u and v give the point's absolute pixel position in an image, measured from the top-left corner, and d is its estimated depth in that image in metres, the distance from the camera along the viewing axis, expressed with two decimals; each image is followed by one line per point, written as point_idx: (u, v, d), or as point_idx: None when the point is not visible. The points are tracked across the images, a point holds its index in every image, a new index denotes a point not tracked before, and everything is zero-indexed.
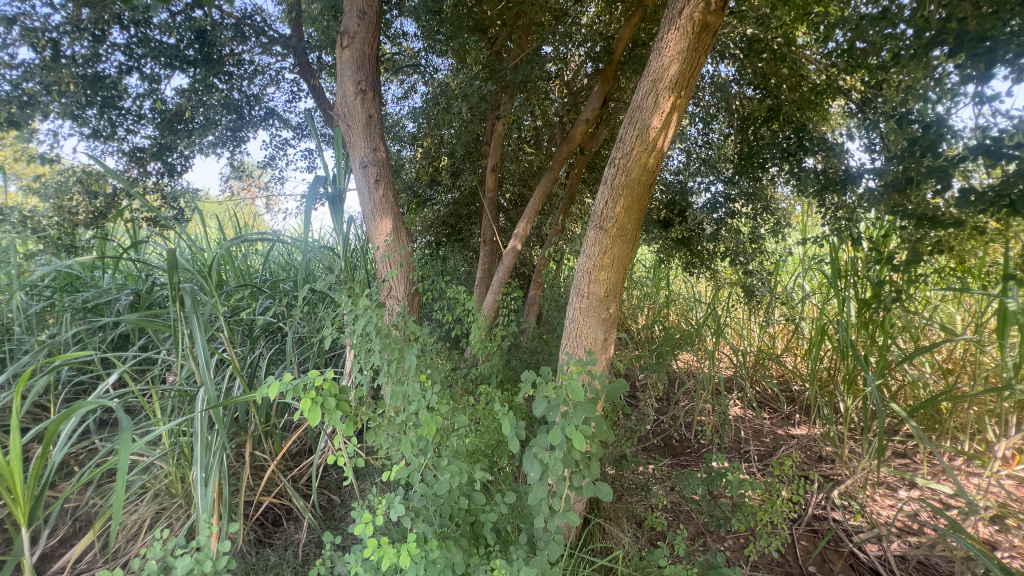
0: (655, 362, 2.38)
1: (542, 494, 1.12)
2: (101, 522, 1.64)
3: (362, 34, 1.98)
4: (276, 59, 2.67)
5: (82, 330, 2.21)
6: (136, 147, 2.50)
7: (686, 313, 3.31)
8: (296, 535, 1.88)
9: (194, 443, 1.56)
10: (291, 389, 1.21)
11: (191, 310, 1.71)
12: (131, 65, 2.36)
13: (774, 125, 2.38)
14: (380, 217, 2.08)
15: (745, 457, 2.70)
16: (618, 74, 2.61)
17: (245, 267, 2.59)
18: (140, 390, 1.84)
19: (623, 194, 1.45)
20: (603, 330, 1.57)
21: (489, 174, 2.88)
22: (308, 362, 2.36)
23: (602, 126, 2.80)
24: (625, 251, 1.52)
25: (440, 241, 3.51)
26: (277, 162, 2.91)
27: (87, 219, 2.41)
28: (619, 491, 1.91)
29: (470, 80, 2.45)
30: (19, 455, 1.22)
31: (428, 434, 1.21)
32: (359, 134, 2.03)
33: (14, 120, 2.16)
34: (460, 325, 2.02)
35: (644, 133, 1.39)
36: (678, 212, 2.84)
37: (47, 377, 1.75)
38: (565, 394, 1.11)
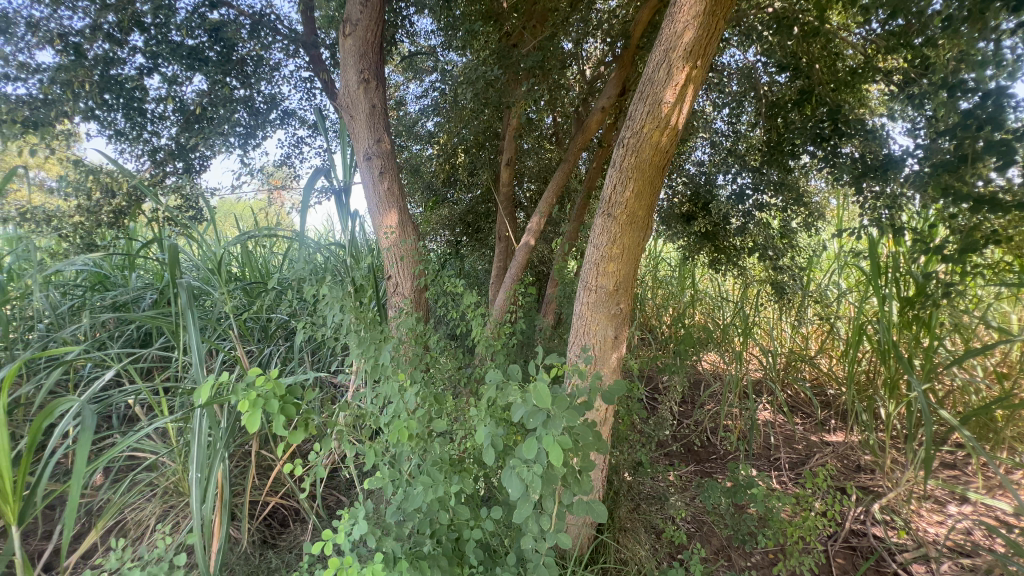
0: (676, 362, 2.22)
1: (528, 512, 1.01)
2: (106, 520, 1.61)
3: (365, 21, 1.94)
4: (290, 57, 2.65)
5: (102, 327, 2.20)
6: (157, 149, 2.50)
7: (712, 313, 3.16)
8: (302, 536, 1.84)
9: (191, 443, 1.51)
10: (234, 394, 1.10)
11: (187, 306, 1.66)
12: (151, 66, 2.37)
13: (806, 108, 2.18)
14: (386, 211, 2.03)
15: (775, 465, 2.53)
16: (636, 60, 2.50)
17: (262, 266, 2.58)
18: (149, 387, 1.81)
19: (633, 177, 1.35)
20: (613, 327, 1.47)
21: (503, 167, 2.78)
22: (319, 361, 2.32)
23: (621, 116, 2.68)
24: (636, 240, 1.41)
25: (459, 240, 3.45)
26: (293, 161, 2.90)
27: (109, 218, 2.43)
28: (636, 499, 1.80)
29: (476, 65, 2.38)
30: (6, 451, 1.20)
31: (404, 440, 1.14)
32: (363, 125, 1.99)
33: (36, 123, 2.16)
34: (467, 323, 1.93)
35: (655, 108, 1.28)
36: (702, 206, 2.69)
37: (59, 371, 1.72)
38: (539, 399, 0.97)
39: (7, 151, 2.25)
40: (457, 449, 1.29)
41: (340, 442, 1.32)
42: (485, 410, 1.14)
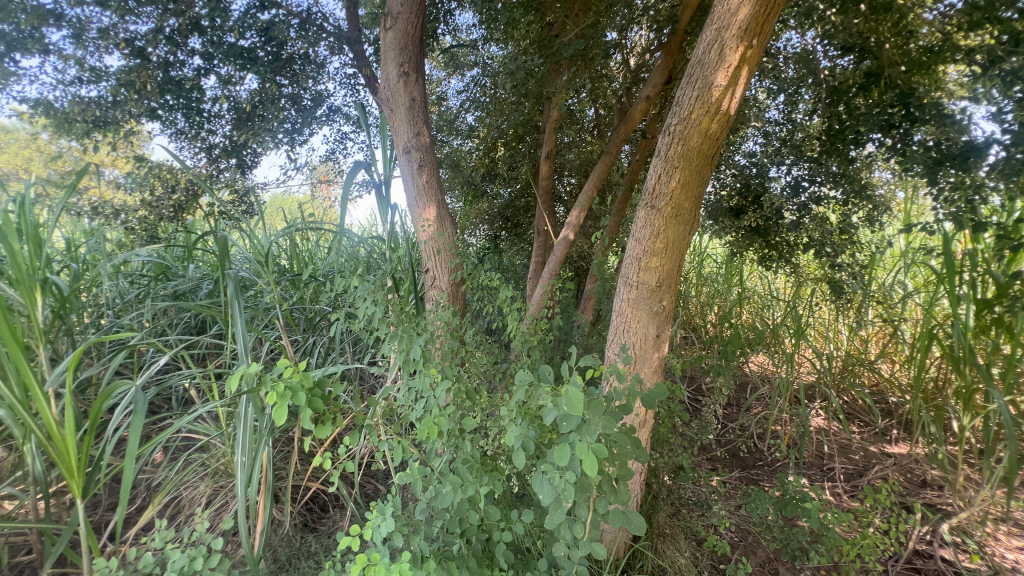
0: (721, 363, 2.11)
1: (560, 519, 0.97)
2: (161, 497, 1.70)
3: (405, 15, 1.94)
4: (336, 55, 2.70)
5: (162, 315, 2.31)
6: (212, 146, 2.60)
7: (761, 312, 2.99)
8: (340, 522, 1.88)
9: (236, 428, 1.55)
10: (264, 384, 1.12)
11: (234, 297, 1.72)
12: (207, 67, 2.47)
13: (873, 92, 2.01)
14: (424, 205, 2.04)
15: (828, 477, 2.38)
16: (683, 46, 2.38)
17: (306, 258, 2.66)
18: (201, 372, 1.88)
19: (679, 166, 1.27)
20: (655, 325, 1.41)
21: (542, 160, 2.72)
22: (358, 352, 2.36)
23: (666, 105, 2.56)
24: (681, 234, 1.34)
25: (498, 234, 3.43)
26: (337, 156, 2.98)
27: (170, 211, 2.56)
28: (676, 504, 1.73)
29: (516, 56, 2.35)
30: (71, 428, 1.28)
31: (433, 438, 1.12)
32: (402, 119, 2.00)
33: (105, 123, 2.30)
34: (502, 318, 1.90)
35: (705, 93, 1.21)
36: (752, 199, 2.54)
37: (122, 355, 1.81)
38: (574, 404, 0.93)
39: (83, 148, 2.39)
40: (490, 445, 1.26)
41: (376, 435, 1.32)
42: (516, 409, 1.10)
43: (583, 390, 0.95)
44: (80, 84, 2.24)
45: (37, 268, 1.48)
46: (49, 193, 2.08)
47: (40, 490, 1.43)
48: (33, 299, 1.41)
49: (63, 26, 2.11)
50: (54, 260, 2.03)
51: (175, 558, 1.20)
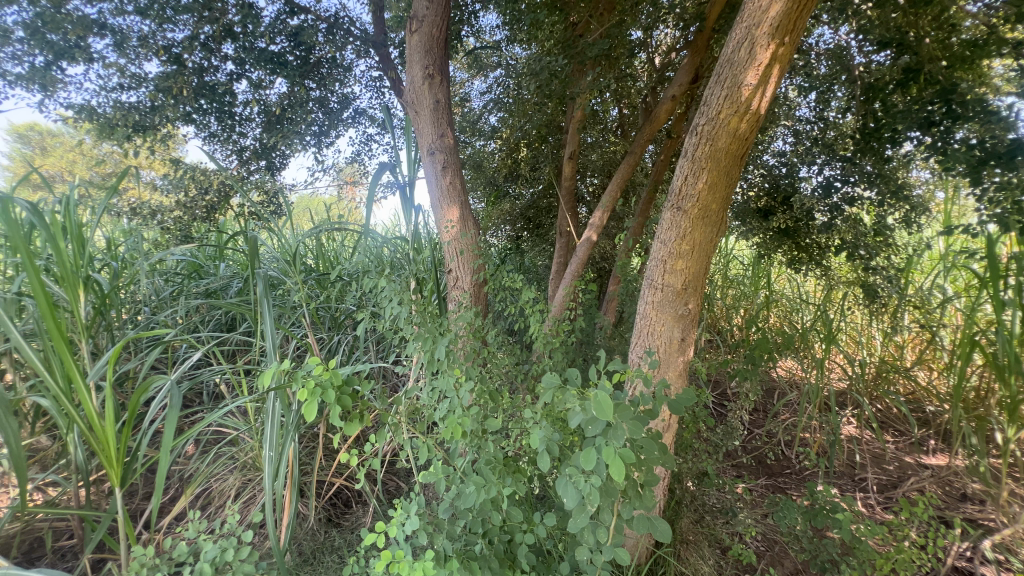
0: (748, 368, 2.06)
1: (583, 522, 0.96)
2: (194, 488, 1.75)
3: (430, 17, 1.96)
4: (362, 58, 2.74)
5: (195, 311, 2.39)
6: (243, 148, 2.67)
7: (789, 316, 2.92)
8: (363, 518, 1.91)
9: (264, 423, 1.58)
10: (294, 381, 1.15)
11: (263, 295, 1.76)
12: (239, 72, 2.54)
13: (912, 89, 1.94)
14: (448, 205, 2.06)
15: (860, 487, 2.30)
16: (711, 44, 2.34)
17: (332, 258, 2.71)
18: (231, 369, 1.94)
19: (706, 167, 1.25)
20: (680, 328, 1.39)
21: (566, 161, 2.70)
22: (382, 350, 2.40)
23: (693, 104, 2.52)
24: (708, 236, 1.32)
25: (520, 235, 3.43)
26: (362, 157, 3.03)
27: (203, 211, 2.64)
28: (701, 511, 1.70)
29: (540, 57, 2.34)
30: (111, 419, 1.34)
31: (457, 438, 1.13)
32: (427, 121, 2.03)
33: (143, 127, 2.39)
34: (524, 319, 1.90)
35: (734, 92, 1.18)
36: (781, 200, 2.46)
37: (158, 350, 1.87)
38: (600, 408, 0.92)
39: (124, 151, 2.48)
40: (512, 446, 1.27)
41: (400, 433, 1.34)
42: (541, 411, 1.10)
43: (611, 394, 0.94)
44: (121, 89, 2.33)
45: (80, 266, 1.54)
46: (92, 194, 2.17)
47: (82, 478, 1.49)
48: (77, 295, 1.47)
49: (107, 35, 2.20)
50: (96, 258, 2.09)
51: (207, 548, 1.24)
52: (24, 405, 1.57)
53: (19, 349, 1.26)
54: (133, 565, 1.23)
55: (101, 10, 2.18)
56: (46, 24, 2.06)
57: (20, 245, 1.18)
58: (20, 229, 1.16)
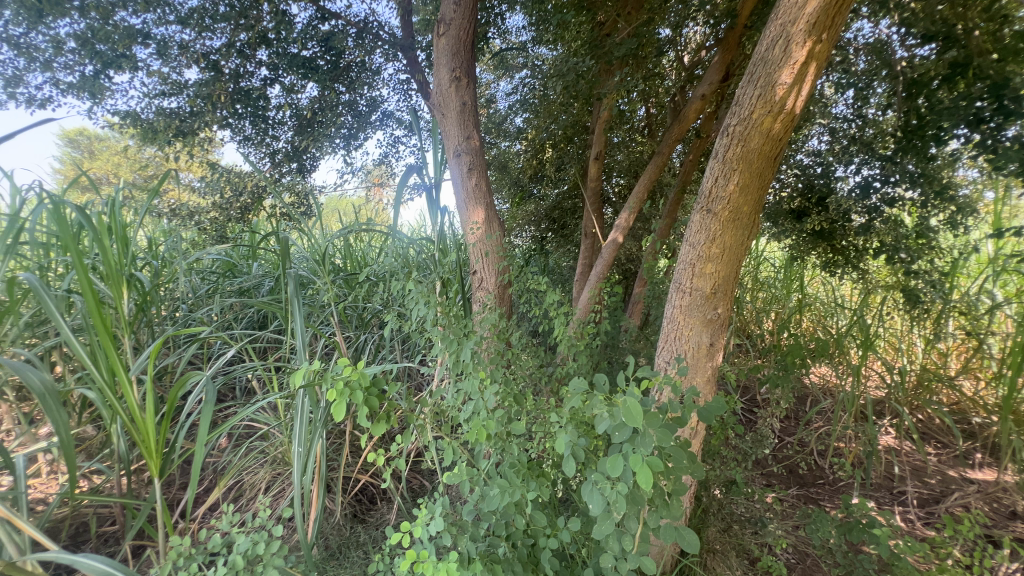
0: (780, 374, 2.00)
1: (608, 530, 0.95)
2: (227, 481, 1.81)
3: (457, 21, 1.98)
4: (391, 62, 2.78)
5: (230, 309, 2.47)
6: (276, 151, 2.75)
7: (824, 320, 2.82)
8: (388, 515, 1.94)
9: (294, 419, 1.62)
10: (324, 381, 1.17)
11: (294, 295, 1.81)
12: (273, 78, 2.62)
13: (960, 85, 1.84)
14: (473, 207, 2.07)
15: (899, 501, 2.20)
16: (742, 41, 2.28)
17: (360, 258, 2.76)
18: (262, 366, 1.99)
19: (738, 168, 1.22)
20: (709, 333, 1.36)
21: (592, 162, 2.68)
22: (407, 349, 2.43)
23: (723, 103, 2.46)
24: (739, 239, 1.28)
25: (545, 236, 3.41)
26: (390, 159, 3.07)
27: (238, 212, 2.74)
28: (728, 520, 1.65)
29: (568, 58, 2.32)
30: (151, 412, 1.39)
31: (482, 440, 1.14)
32: (454, 123, 2.04)
33: (183, 132, 2.48)
34: (548, 321, 1.89)
35: (768, 91, 1.15)
36: (816, 201, 2.38)
37: (195, 347, 1.94)
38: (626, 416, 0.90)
39: (165, 155, 2.59)
40: (536, 449, 1.26)
41: (425, 434, 1.35)
42: (566, 416, 1.09)
43: (638, 401, 0.93)
44: (163, 96, 2.43)
45: (124, 265, 1.61)
46: (135, 196, 2.27)
47: (124, 468, 1.56)
48: (121, 292, 1.54)
49: (150, 44, 2.30)
50: (137, 257, 2.18)
51: (239, 540, 1.27)
52: (72, 397, 1.65)
53: (68, 343, 1.33)
54: (171, 554, 1.27)
55: (145, 20, 2.27)
56: (96, 35, 2.17)
57: (70, 245, 1.24)
58: (71, 231, 1.22)
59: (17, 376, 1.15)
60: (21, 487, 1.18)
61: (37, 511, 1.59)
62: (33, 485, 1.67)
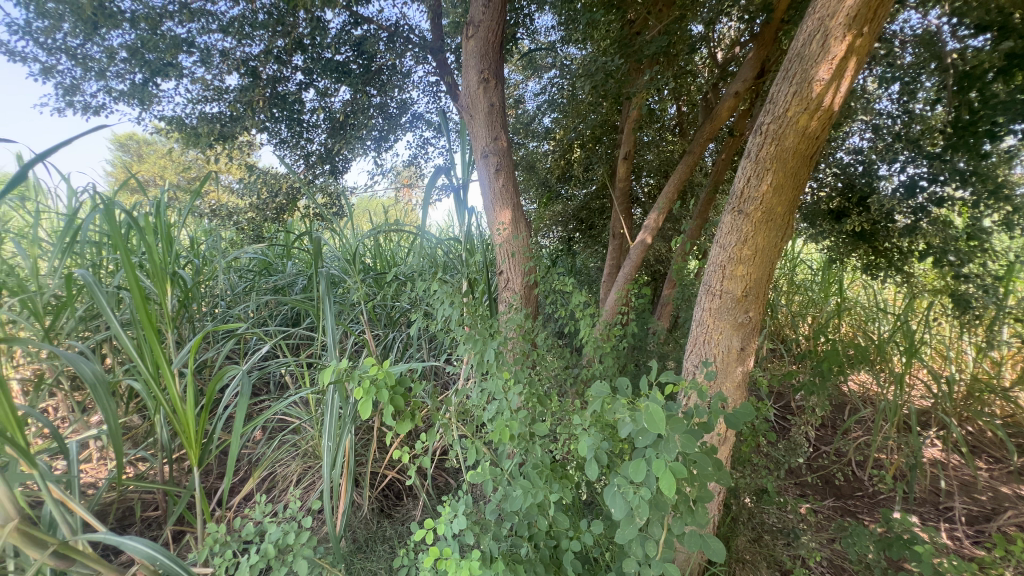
0: (816, 381, 1.92)
1: (631, 535, 0.94)
2: (260, 472, 1.87)
3: (486, 22, 1.99)
4: (420, 65, 2.82)
5: (265, 307, 2.56)
6: (310, 153, 2.83)
7: (865, 325, 2.70)
8: (413, 511, 1.97)
9: (323, 414, 1.66)
10: (351, 379, 1.20)
11: (325, 293, 1.86)
12: (308, 82, 2.70)
13: (1018, 77, 1.74)
14: (500, 208, 2.08)
15: (945, 517, 2.09)
16: (778, 36, 2.21)
17: (389, 258, 2.81)
18: (294, 362, 2.05)
19: (771, 168, 1.18)
20: (740, 337, 1.32)
21: (620, 162, 2.64)
22: (434, 348, 2.46)
23: (758, 100, 2.39)
24: (773, 240, 1.25)
25: (572, 236, 3.40)
26: (419, 161, 3.12)
27: (274, 212, 2.83)
28: (759, 530, 1.60)
29: (596, 57, 2.29)
30: (190, 404, 1.46)
31: (504, 441, 1.14)
32: (482, 124, 2.06)
33: (224, 136, 2.58)
34: (574, 322, 1.88)
35: (804, 88, 1.11)
36: (856, 200, 2.29)
37: (232, 343, 2.02)
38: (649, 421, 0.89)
39: (206, 158, 2.71)
40: (560, 451, 1.25)
41: (450, 432, 1.36)
42: (590, 419, 1.08)
43: (663, 406, 0.91)
44: (205, 101, 2.54)
45: (167, 263, 1.69)
46: (179, 198, 2.38)
47: (166, 456, 1.63)
48: (164, 289, 1.62)
49: (194, 52, 2.40)
50: (180, 256, 2.28)
51: (270, 530, 1.31)
52: (120, 387, 1.75)
53: (117, 337, 1.40)
54: (207, 541, 1.32)
55: (190, 29, 2.38)
56: (145, 45, 2.28)
57: (118, 244, 1.31)
58: (119, 230, 1.28)
59: (71, 367, 1.21)
60: (75, 470, 1.26)
61: (88, 494, 1.69)
62: (85, 470, 1.78)
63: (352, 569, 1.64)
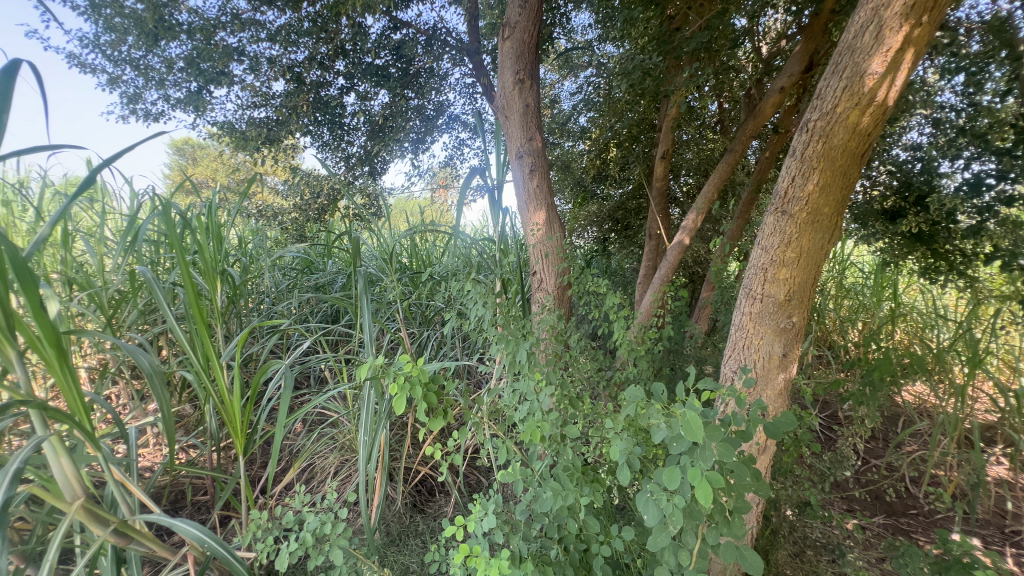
0: (866, 391, 1.82)
1: (663, 543, 0.92)
2: (301, 463, 1.95)
3: (523, 23, 2.00)
4: (457, 67, 2.86)
5: (307, 304, 2.65)
6: (350, 155, 2.92)
7: (922, 333, 2.53)
8: (445, 508, 2.00)
9: (360, 409, 1.71)
10: (387, 375, 1.22)
11: (363, 292, 1.91)
12: (349, 86, 2.78)
13: None
14: (535, 208, 2.08)
15: (1011, 542, 1.93)
16: (829, 27, 2.10)
17: (425, 257, 2.86)
18: (334, 358, 2.12)
19: (818, 166, 1.13)
20: (781, 343, 1.27)
21: (658, 161, 2.58)
22: (467, 347, 2.48)
23: (805, 95, 2.28)
24: (819, 242, 1.19)
25: (607, 237, 3.36)
26: (455, 161, 3.16)
27: (316, 213, 2.94)
28: (800, 545, 1.53)
29: (633, 54, 2.24)
30: (237, 396, 1.53)
31: (535, 441, 1.14)
32: (517, 124, 2.06)
33: (270, 139, 2.70)
34: (608, 324, 1.85)
35: (855, 83, 1.06)
36: (913, 200, 2.16)
37: (276, 338, 2.10)
38: (685, 428, 0.87)
39: (254, 160, 2.83)
40: (592, 453, 1.24)
41: (481, 431, 1.37)
42: (622, 423, 1.07)
43: (699, 412, 0.89)
44: (254, 107, 2.66)
45: (218, 261, 1.78)
46: (229, 198, 2.51)
47: (214, 444, 1.72)
48: (214, 286, 1.71)
49: (245, 60, 2.51)
50: (230, 254, 2.40)
51: (309, 519, 1.35)
52: (175, 377, 1.86)
53: (172, 331, 1.49)
54: (251, 527, 1.39)
55: (241, 38, 2.50)
56: (200, 55, 2.41)
57: (174, 243, 1.39)
58: (175, 230, 1.36)
59: (131, 358, 1.28)
60: (134, 455, 1.34)
61: (144, 476, 1.80)
62: (143, 454, 1.90)
63: (386, 562, 1.68)
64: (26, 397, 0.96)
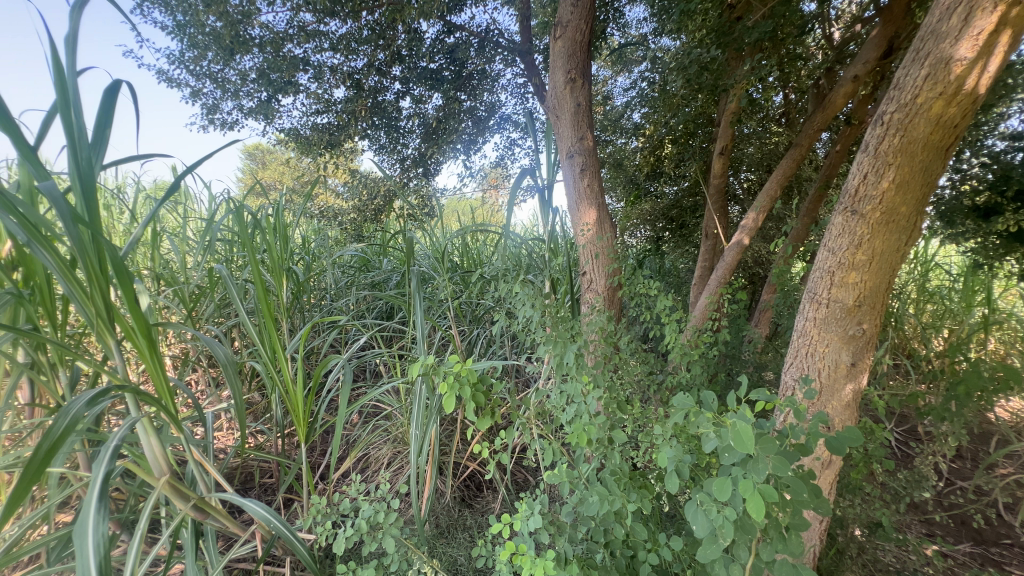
0: (951, 406, 1.66)
1: (714, 555, 0.88)
2: (357, 452, 2.04)
3: (574, 22, 1.98)
4: (508, 67, 2.88)
5: (364, 301, 2.77)
6: (406, 157, 3.02)
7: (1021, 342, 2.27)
8: (493, 504, 2.03)
9: (412, 404, 1.76)
10: (437, 374, 1.26)
11: (416, 291, 1.97)
12: (405, 91, 2.87)
13: None
14: (585, 208, 2.06)
15: None
16: (912, 8, 1.93)
17: (476, 257, 2.90)
18: (388, 353, 2.20)
19: (895, 162, 1.04)
20: (850, 351, 1.18)
21: (716, 157, 2.48)
22: (516, 345, 2.50)
23: (883, 82, 2.11)
24: (894, 244, 1.10)
25: (661, 236, 3.26)
26: (505, 161, 3.19)
27: (373, 213, 3.07)
28: (871, 568, 1.42)
29: (690, 48, 2.16)
30: (300, 387, 1.63)
31: (582, 445, 1.13)
32: (567, 124, 2.05)
33: (332, 143, 2.84)
34: (660, 327, 1.80)
35: (939, 70, 0.97)
36: (1012, 195, 1.93)
37: (335, 333, 2.22)
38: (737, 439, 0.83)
39: (317, 164, 2.99)
40: (641, 459, 1.21)
41: (529, 431, 1.38)
42: (672, 429, 1.04)
43: (753, 423, 0.85)
44: (317, 114, 2.81)
45: (283, 260, 1.90)
46: (294, 200, 2.67)
47: (279, 430, 1.84)
48: (281, 283, 1.82)
49: (310, 69, 2.66)
50: (294, 253, 2.55)
51: (363, 508, 1.41)
52: (245, 368, 2.00)
53: (244, 325, 1.60)
54: (310, 510, 1.47)
55: (306, 49, 2.65)
56: (270, 66, 2.57)
57: (246, 243, 1.49)
58: (247, 232, 1.46)
59: (208, 349, 1.39)
60: (209, 438, 1.46)
61: (218, 458, 1.96)
62: (218, 437, 2.06)
63: (435, 553, 1.73)
64: (122, 381, 1.06)
